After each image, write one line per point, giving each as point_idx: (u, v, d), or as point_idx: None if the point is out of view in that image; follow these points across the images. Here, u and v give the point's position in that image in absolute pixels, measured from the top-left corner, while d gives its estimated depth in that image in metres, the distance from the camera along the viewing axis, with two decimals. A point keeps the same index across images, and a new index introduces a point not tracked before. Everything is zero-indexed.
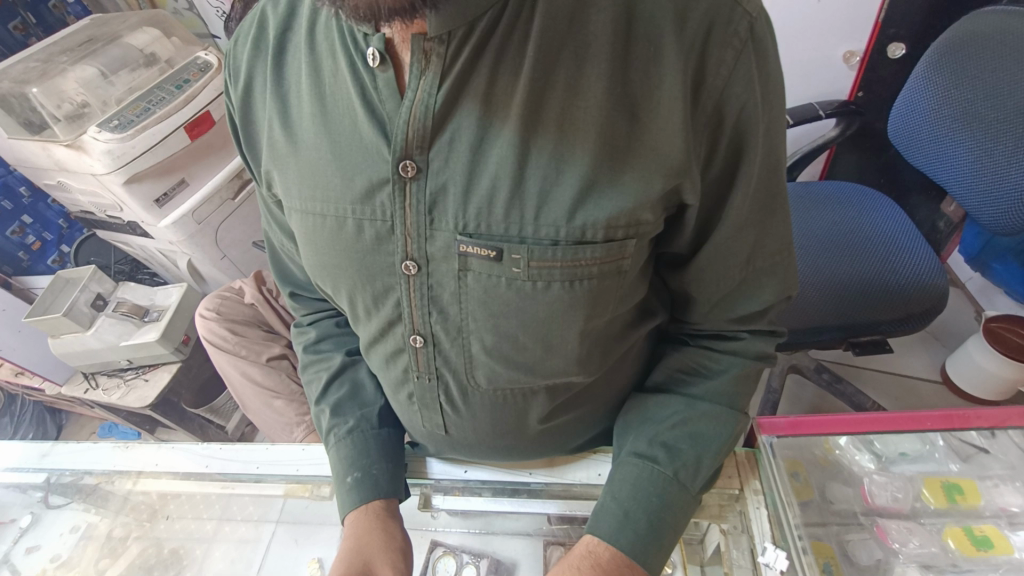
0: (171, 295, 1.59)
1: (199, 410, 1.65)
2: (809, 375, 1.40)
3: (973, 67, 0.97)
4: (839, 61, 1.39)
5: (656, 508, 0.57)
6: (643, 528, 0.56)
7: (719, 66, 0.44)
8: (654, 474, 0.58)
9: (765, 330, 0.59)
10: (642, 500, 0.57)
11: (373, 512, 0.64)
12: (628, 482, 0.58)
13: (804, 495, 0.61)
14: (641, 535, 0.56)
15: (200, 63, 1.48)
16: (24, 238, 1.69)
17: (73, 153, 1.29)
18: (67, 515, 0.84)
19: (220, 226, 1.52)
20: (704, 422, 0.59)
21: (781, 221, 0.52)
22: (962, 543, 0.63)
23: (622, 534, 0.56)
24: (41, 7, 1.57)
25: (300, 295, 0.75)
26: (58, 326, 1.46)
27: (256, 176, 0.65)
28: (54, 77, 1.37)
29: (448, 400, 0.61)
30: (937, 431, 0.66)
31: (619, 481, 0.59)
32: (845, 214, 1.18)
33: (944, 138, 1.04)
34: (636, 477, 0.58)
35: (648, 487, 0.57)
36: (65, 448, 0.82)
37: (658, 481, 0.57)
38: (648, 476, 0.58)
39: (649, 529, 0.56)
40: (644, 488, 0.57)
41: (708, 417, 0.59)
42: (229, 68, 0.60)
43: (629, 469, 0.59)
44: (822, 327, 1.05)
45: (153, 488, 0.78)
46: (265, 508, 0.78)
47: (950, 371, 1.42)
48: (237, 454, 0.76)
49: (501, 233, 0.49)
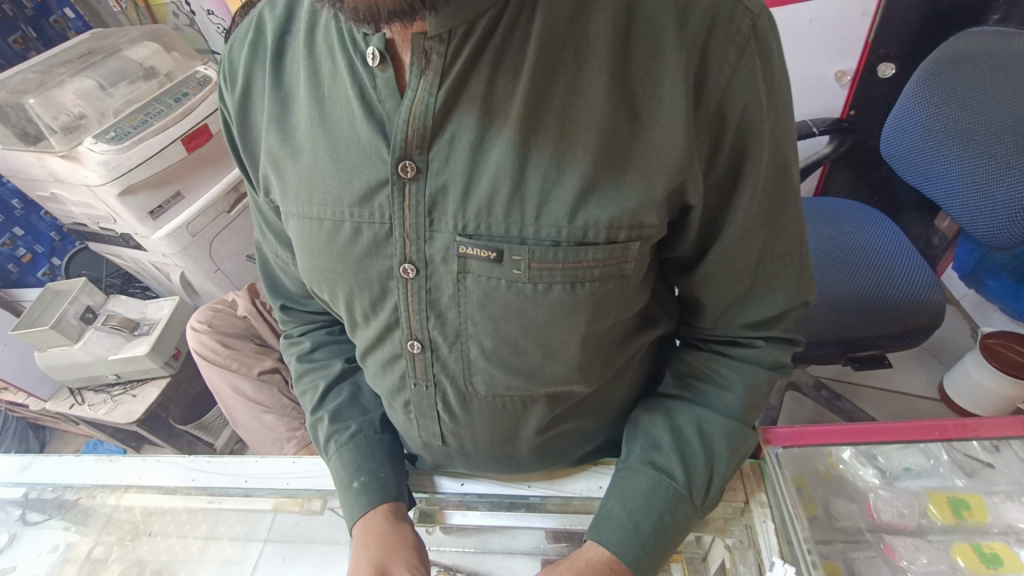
0: (163, 308, 1.57)
1: (187, 427, 1.62)
2: (807, 392, 1.38)
3: (961, 85, 0.99)
4: (831, 79, 1.41)
5: (668, 524, 0.56)
6: (650, 543, 0.55)
7: (722, 65, 0.44)
8: (669, 489, 0.56)
9: (780, 337, 0.58)
10: (654, 514, 0.56)
11: (391, 517, 0.62)
12: (642, 495, 0.57)
13: (809, 511, 0.60)
14: (647, 549, 0.55)
15: (199, 78, 1.49)
16: (14, 251, 1.68)
17: (68, 164, 1.29)
18: (45, 534, 0.80)
19: (214, 238, 1.51)
20: (720, 437, 0.58)
21: (791, 221, 0.51)
22: (971, 561, 0.60)
23: (630, 547, 0.55)
24: (42, 22, 1.61)
25: (292, 307, 0.73)
26: (45, 339, 1.44)
27: (253, 183, 0.64)
28: (51, 88, 1.37)
29: (446, 409, 0.59)
30: (938, 443, 0.65)
31: (629, 492, 0.57)
32: (841, 230, 1.19)
33: (933, 155, 1.05)
34: (650, 490, 0.57)
35: (662, 502, 0.56)
36: (48, 461, 0.79)
37: (672, 496, 0.56)
38: (664, 490, 0.56)
39: (655, 543, 0.56)
40: (659, 503, 0.56)
41: (725, 431, 0.58)
42: (225, 72, 0.59)
43: (643, 481, 0.57)
44: (822, 342, 1.04)
45: (137, 503, 0.75)
46: (252, 525, 0.75)
47: (948, 388, 1.42)
48: (226, 466, 0.74)
49: (501, 234, 0.48)
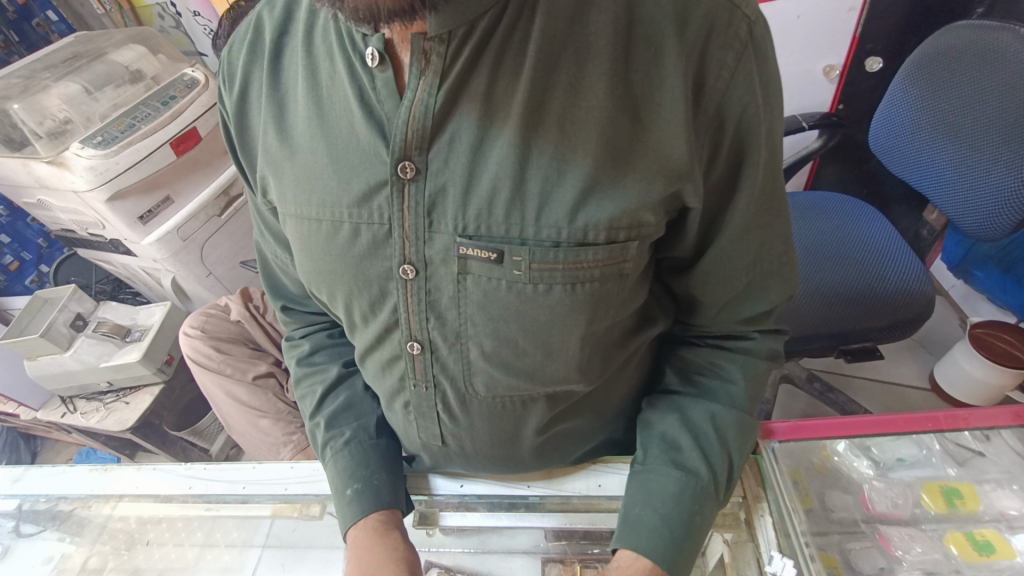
0: (154, 314, 1.56)
1: (181, 433, 1.61)
2: (801, 384, 1.40)
3: (946, 80, 1.00)
4: (819, 75, 1.42)
5: (698, 522, 0.56)
6: (685, 544, 0.56)
7: (721, 67, 0.44)
8: (695, 488, 0.57)
9: (772, 329, 0.60)
10: (686, 516, 0.56)
11: (382, 527, 0.62)
12: (672, 497, 0.56)
13: (805, 503, 0.61)
14: (682, 550, 0.56)
15: (188, 80, 1.47)
16: (1, 259, 1.66)
17: (55, 169, 1.27)
18: (40, 545, 0.78)
19: (206, 242, 1.50)
20: (733, 430, 0.59)
21: (784, 221, 0.52)
22: (964, 549, 0.60)
23: (667, 551, 0.55)
24: (24, 26, 1.59)
25: (293, 308, 0.73)
26: (34, 347, 1.42)
27: (250, 185, 0.64)
28: (36, 93, 1.36)
29: (446, 409, 0.59)
30: (930, 434, 0.66)
31: (657, 496, 0.57)
32: (832, 224, 1.20)
33: (922, 148, 1.07)
34: (678, 492, 0.57)
35: (691, 502, 0.56)
36: (41, 471, 0.79)
37: (700, 494, 0.57)
38: (692, 491, 0.57)
39: (689, 542, 0.56)
40: (688, 503, 0.56)
41: (737, 424, 0.59)
42: (222, 72, 0.59)
43: (670, 483, 0.57)
44: (812, 335, 1.05)
45: (132, 513, 0.74)
46: (250, 531, 0.73)
47: (939, 378, 1.44)
48: (223, 474, 0.74)
49: (502, 235, 0.48)
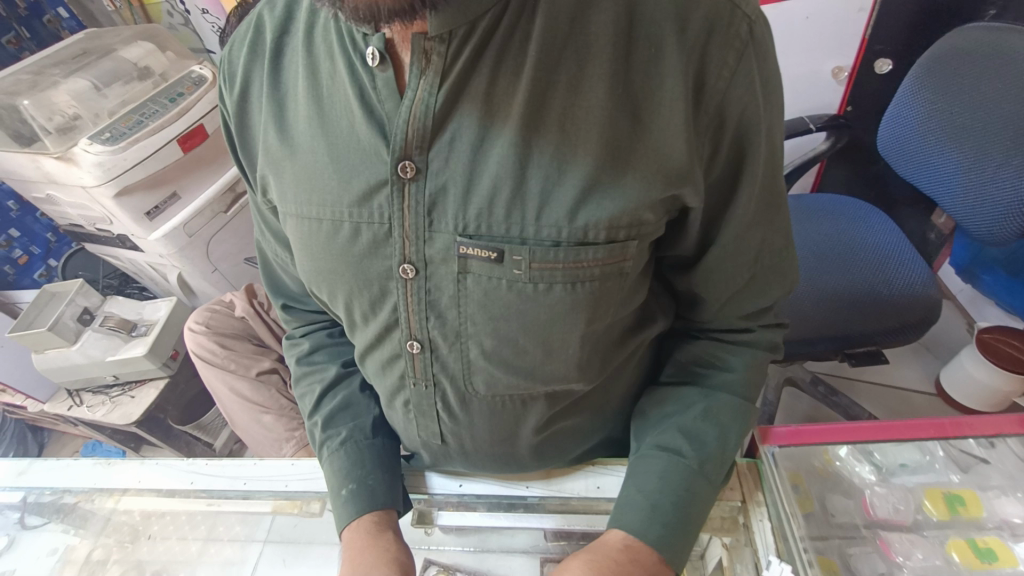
0: (160, 309, 1.57)
1: (186, 427, 1.62)
2: (804, 387, 1.39)
3: (956, 81, 1.00)
4: (827, 76, 1.41)
5: (685, 499, 0.56)
6: (671, 521, 0.55)
7: (721, 67, 0.44)
8: (680, 465, 0.57)
9: (774, 322, 0.60)
10: (670, 492, 0.56)
11: (374, 528, 0.62)
12: (655, 474, 0.57)
13: (805, 507, 0.60)
14: (669, 527, 0.55)
15: (195, 77, 1.48)
16: (11, 252, 1.68)
17: (63, 165, 1.28)
18: (43, 538, 0.79)
19: (211, 239, 1.51)
20: (721, 410, 0.59)
21: (783, 220, 0.52)
22: (966, 555, 0.60)
23: (652, 527, 0.55)
24: (34, 22, 1.60)
25: (293, 307, 0.73)
26: (42, 340, 1.44)
27: (252, 184, 0.64)
28: (45, 89, 1.38)
29: (446, 408, 0.59)
30: (932, 440, 0.66)
31: (643, 476, 0.57)
32: (838, 225, 1.19)
33: (929, 150, 1.06)
34: (662, 470, 0.57)
35: (675, 479, 0.56)
36: (44, 465, 0.80)
37: (686, 472, 0.56)
38: (676, 467, 0.56)
39: (677, 520, 0.55)
40: (672, 480, 0.56)
41: (725, 405, 0.59)
42: (223, 72, 0.59)
43: (655, 462, 0.58)
44: (815, 338, 1.05)
45: (135, 507, 0.75)
46: (251, 526, 0.74)
47: (945, 383, 1.43)
48: (224, 469, 0.74)
49: (502, 234, 0.48)
